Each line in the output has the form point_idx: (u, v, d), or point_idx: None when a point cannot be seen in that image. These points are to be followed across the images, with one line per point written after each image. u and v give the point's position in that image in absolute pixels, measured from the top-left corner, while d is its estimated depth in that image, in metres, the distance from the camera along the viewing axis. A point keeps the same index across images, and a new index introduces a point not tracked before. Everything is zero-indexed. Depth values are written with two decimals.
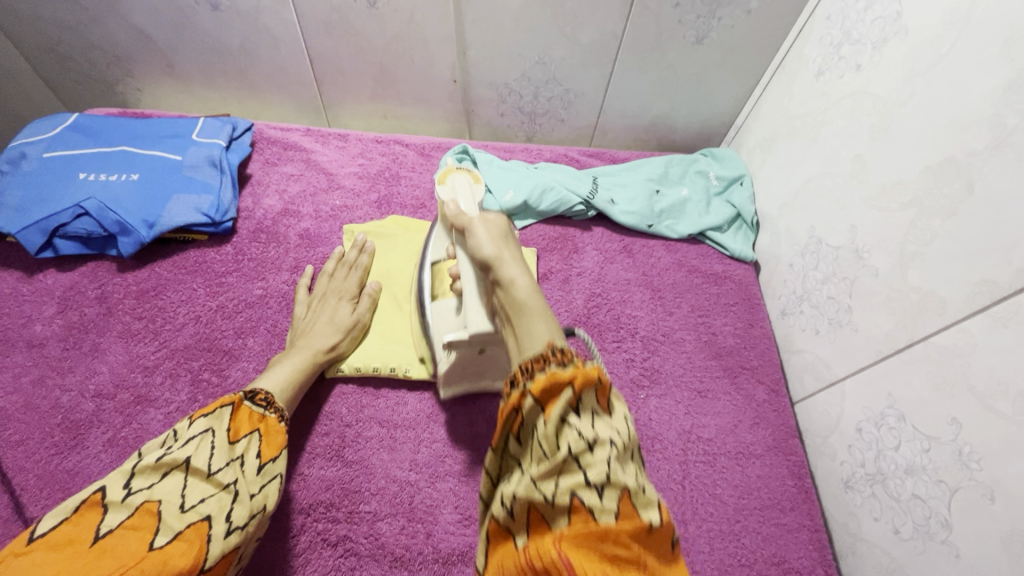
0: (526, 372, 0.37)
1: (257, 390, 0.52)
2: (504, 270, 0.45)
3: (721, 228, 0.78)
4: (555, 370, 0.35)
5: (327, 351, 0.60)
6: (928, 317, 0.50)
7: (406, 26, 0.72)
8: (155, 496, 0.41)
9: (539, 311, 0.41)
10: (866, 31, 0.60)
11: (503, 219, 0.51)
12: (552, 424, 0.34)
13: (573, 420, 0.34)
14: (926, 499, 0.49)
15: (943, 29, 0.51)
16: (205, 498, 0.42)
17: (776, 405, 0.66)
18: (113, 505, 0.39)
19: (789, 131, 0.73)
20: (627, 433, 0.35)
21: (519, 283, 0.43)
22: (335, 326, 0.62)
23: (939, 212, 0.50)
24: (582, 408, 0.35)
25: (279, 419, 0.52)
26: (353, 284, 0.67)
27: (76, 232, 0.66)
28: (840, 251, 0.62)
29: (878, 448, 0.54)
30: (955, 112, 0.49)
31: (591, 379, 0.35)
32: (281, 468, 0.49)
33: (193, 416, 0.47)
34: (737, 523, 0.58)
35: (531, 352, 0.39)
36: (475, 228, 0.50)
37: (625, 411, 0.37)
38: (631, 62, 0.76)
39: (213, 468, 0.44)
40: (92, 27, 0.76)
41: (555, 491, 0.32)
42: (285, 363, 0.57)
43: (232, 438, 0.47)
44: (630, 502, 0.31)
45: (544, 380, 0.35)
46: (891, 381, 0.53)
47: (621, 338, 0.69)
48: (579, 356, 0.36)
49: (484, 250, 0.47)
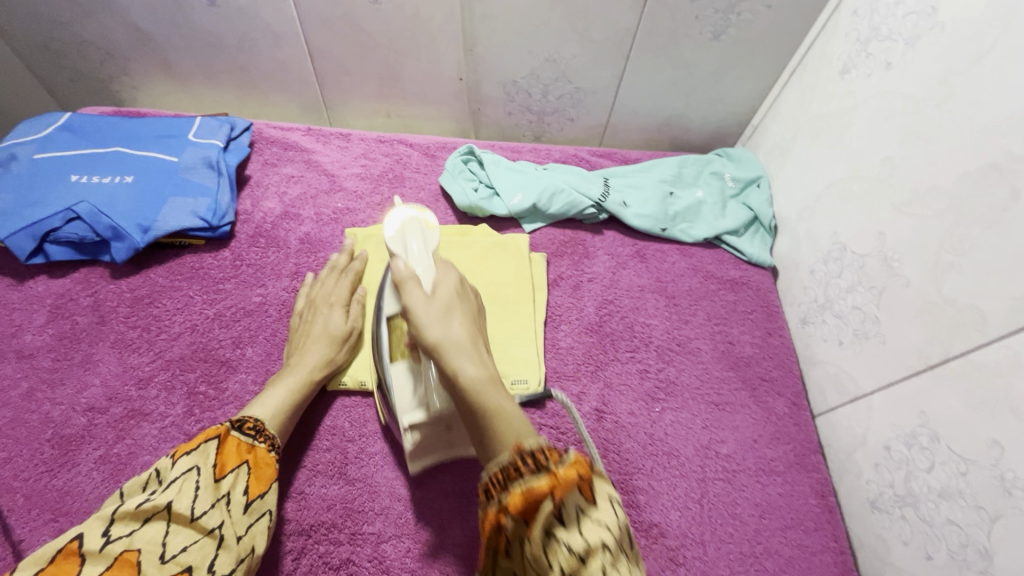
0: (499, 486, 0.34)
1: (245, 419, 0.50)
2: (454, 362, 0.39)
3: (738, 232, 0.75)
4: (530, 482, 0.33)
5: (324, 368, 0.57)
6: (966, 333, 0.47)
7: (411, 22, 0.69)
8: (134, 545, 0.39)
9: (500, 412, 0.38)
10: (896, 27, 0.57)
11: (452, 290, 0.44)
12: (538, 542, 0.32)
13: (561, 533, 0.32)
14: (963, 526, 0.46)
15: (983, 25, 0.48)
16: (188, 547, 0.41)
17: (797, 419, 0.63)
18: (91, 556, 0.38)
19: (810, 132, 0.70)
20: (617, 525, 0.34)
21: (474, 377, 0.39)
22: (329, 337, 0.59)
23: (979, 220, 0.47)
24: (567, 515, 0.33)
25: (269, 449, 0.50)
26: (346, 288, 0.63)
27: (68, 237, 0.64)
28: (866, 259, 0.59)
29: (909, 468, 0.52)
30: (996, 115, 0.46)
31: (570, 482, 0.33)
32: (271, 503, 0.48)
33: (176, 453, 0.45)
34: (759, 545, 0.55)
35: (497, 460, 0.36)
36: (415, 304, 0.43)
37: (608, 492, 0.36)
38: (645, 60, 0.73)
39: (196, 512, 0.43)
40: (85, 24, 0.73)
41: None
42: (279, 387, 0.54)
43: (218, 475, 0.45)
44: None
45: (520, 496, 0.33)
46: (923, 398, 0.51)
47: (634, 348, 0.66)
48: (553, 458, 0.34)
49: (426, 335, 0.41)
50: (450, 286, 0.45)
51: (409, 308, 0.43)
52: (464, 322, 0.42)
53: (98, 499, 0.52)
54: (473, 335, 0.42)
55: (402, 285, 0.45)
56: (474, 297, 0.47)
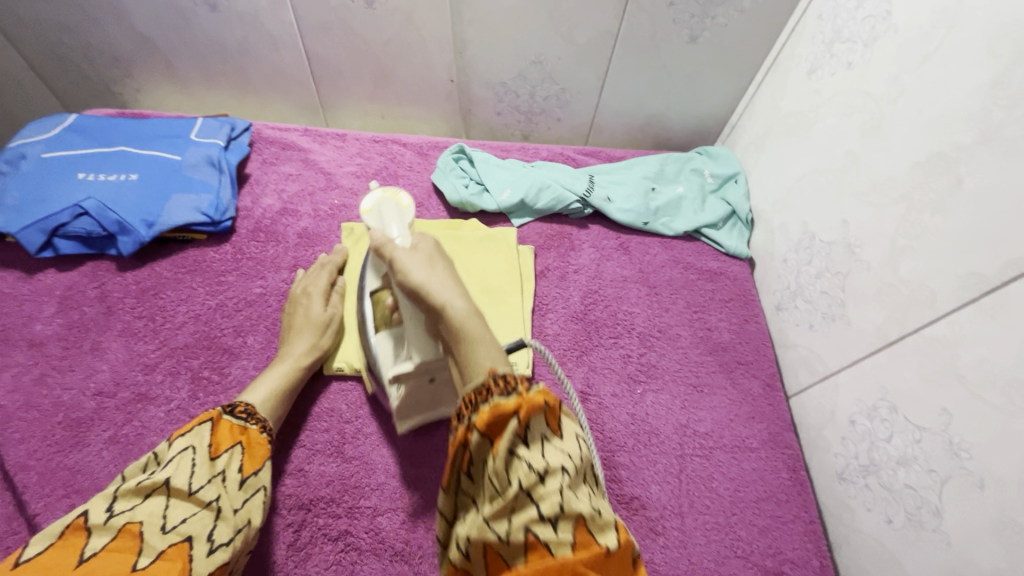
0: (472, 405, 0.39)
1: (236, 404, 0.53)
2: (440, 298, 0.45)
3: (716, 225, 0.79)
4: (499, 401, 0.38)
5: (310, 354, 0.60)
6: (919, 310, 0.51)
7: (404, 26, 0.73)
8: (137, 517, 0.41)
9: (481, 336, 0.44)
10: (856, 29, 0.61)
11: (430, 242, 0.51)
12: (500, 458, 0.36)
13: (523, 451, 0.36)
14: (918, 489, 0.50)
15: (932, 27, 0.52)
16: (188, 518, 0.43)
17: (771, 399, 0.66)
18: (97, 529, 0.39)
19: (782, 129, 0.74)
20: (576, 455, 0.38)
21: (458, 310, 0.44)
22: (312, 325, 0.62)
23: (929, 206, 0.51)
24: (531, 438, 0.37)
25: (261, 430, 0.52)
26: (325, 279, 0.66)
27: (76, 232, 0.67)
28: (832, 246, 0.63)
29: (871, 440, 0.55)
30: (942, 109, 0.50)
31: (537, 405, 0.37)
32: (265, 480, 0.50)
33: (172, 437, 0.47)
34: (733, 516, 0.59)
35: (474, 382, 0.41)
36: (401, 255, 0.49)
37: (575, 430, 0.40)
38: (626, 62, 0.77)
39: (195, 487, 0.45)
40: (91, 29, 0.76)
41: (509, 529, 0.34)
42: (267, 377, 0.57)
43: (212, 454, 0.48)
44: (585, 530, 0.34)
45: (489, 412, 0.38)
46: (882, 373, 0.54)
47: (617, 334, 0.70)
48: (523, 383, 0.39)
49: (413, 276, 0.47)
50: (430, 240, 0.51)
51: (393, 261, 0.49)
52: (445, 269, 0.48)
53: (107, 477, 0.55)
54: (453, 278, 0.48)
55: (382, 246, 0.50)
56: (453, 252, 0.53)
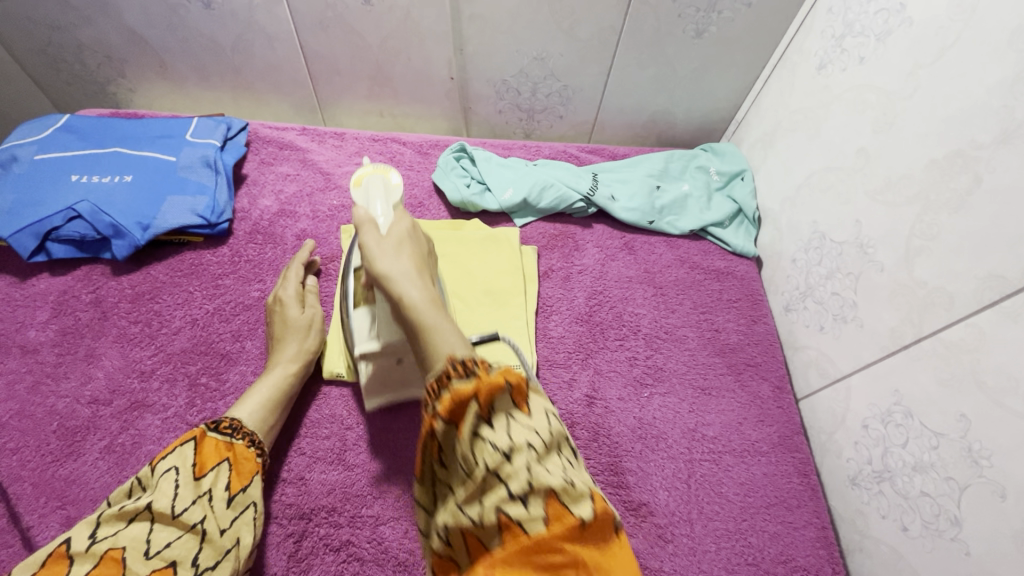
0: (433, 394, 0.37)
1: (221, 419, 0.51)
2: (400, 289, 0.42)
3: (723, 223, 0.77)
4: (457, 384, 0.35)
5: (297, 360, 0.58)
6: (936, 312, 0.50)
7: (403, 23, 0.71)
8: (120, 543, 0.40)
9: (441, 326, 0.40)
10: (868, 23, 0.59)
11: (405, 230, 0.48)
12: (466, 442, 0.35)
13: (487, 432, 0.34)
14: (934, 497, 0.49)
15: (948, 21, 0.50)
16: (172, 542, 0.42)
17: (781, 401, 0.65)
18: (78, 556, 0.38)
19: (790, 125, 0.72)
20: (546, 430, 0.35)
21: (417, 300, 0.42)
22: (294, 330, 0.60)
23: (946, 206, 0.49)
24: (495, 417, 0.35)
25: (248, 444, 0.50)
26: (296, 282, 0.64)
27: (69, 235, 0.65)
28: (844, 246, 0.61)
29: (885, 445, 0.54)
30: (960, 105, 0.49)
31: (497, 384, 0.35)
32: (255, 496, 0.49)
33: (156, 458, 0.46)
34: (744, 522, 0.58)
35: (434, 369, 0.38)
36: (367, 242, 0.46)
37: (547, 409, 0.37)
38: (630, 58, 0.75)
39: (178, 509, 0.43)
40: (82, 28, 0.75)
41: (481, 512, 0.33)
42: (256, 390, 0.55)
43: (197, 474, 0.46)
44: (559, 502, 0.32)
45: (449, 399, 0.35)
46: (897, 376, 0.53)
47: (623, 336, 0.68)
48: (482, 364, 0.36)
49: (376, 265, 0.44)
50: (402, 229, 0.48)
51: (361, 246, 0.46)
52: (412, 258, 0.46)
53: (103, 488, 0.54)
54: (419, 268, 0.45)
55: (359, 227, 0.48)
56: (426, 243, 0.50)
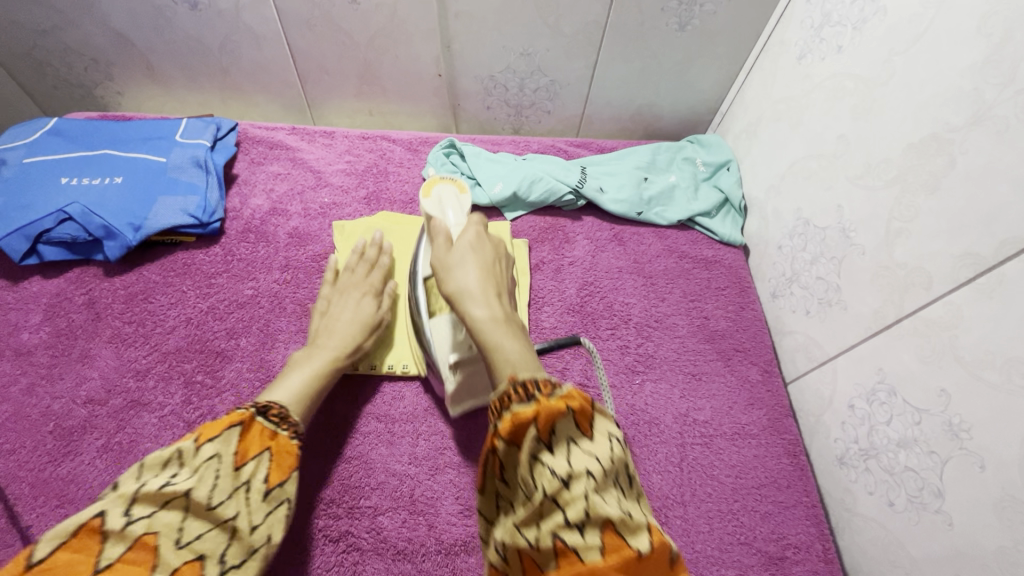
0: (496, 412, 0.38)
1: (268, 406, 0.50)
2: (467, 307, 0.45)
3: (710, 213, 0.79)
4: (518, 407, 0.37)
5: (346, 354, 0.59)
6: (916, 292, 0.51)
7: (389, 20, 0.72)
8: (153, 528, 0.38)
9: (507, 346, 0.43)
10: (845, 13, 0.61)
11: (470, 242, 0.51)
12: (527, 466, 0.35)
13: (547, 458, 0.35)
14: (918, 471, 0.50)
15: (921, 8, 0.52)
16: (203, 534, 0.40)
17: (770, 385, 0.66)
18: (113, 535, 0.37)
19: (773, 116, 0.73)
20: (607, 458, 0.35)
21: (480, 319, 0.44)
22: (352, 326, 0.60)
23: (923, 187, 0.51)
24: (556, 442, 0.35)
25: (292, 436, 0.50)
26: (374, 280, 0.65)
27: (60, 238, 0.65)
28: (827, 231, 0.62)
29: (870, 423, 0.55)
30: (934, 89, 0.50)
31: (558, 410, 0.36)
32: (289, 492, 0.48)
33: (201, 438, 0.44)
34: (736, 502, 0.59)
35: (498, 388, 0.40)
36: (439, 260, 0.50)
37: (609, 432, 0.37)
38: (615, 53, 0.77)
39: (214, 501, 0.42)
40: (68, 31, 0.75)
41: (538, 536, 0.33)
42: (302, 368, 0.56)
43: (239, 463, 0.45)
44: (616, 534, 0.32)
45: (510, 421, 0.37)
46: (880, 356, 0.54)
47: (614, 326, 0.69)
48: (544, 389, 0.37)
49: (447, 284, 0.48)
50: (468, 238, 0.51)
51: (434, 260, 0.51)
52: (478, 269, 0.48)
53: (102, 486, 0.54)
54: (485, 280, 0.47)
55: (434, 240, 0.53)
56: (491, 249, 0.51)
